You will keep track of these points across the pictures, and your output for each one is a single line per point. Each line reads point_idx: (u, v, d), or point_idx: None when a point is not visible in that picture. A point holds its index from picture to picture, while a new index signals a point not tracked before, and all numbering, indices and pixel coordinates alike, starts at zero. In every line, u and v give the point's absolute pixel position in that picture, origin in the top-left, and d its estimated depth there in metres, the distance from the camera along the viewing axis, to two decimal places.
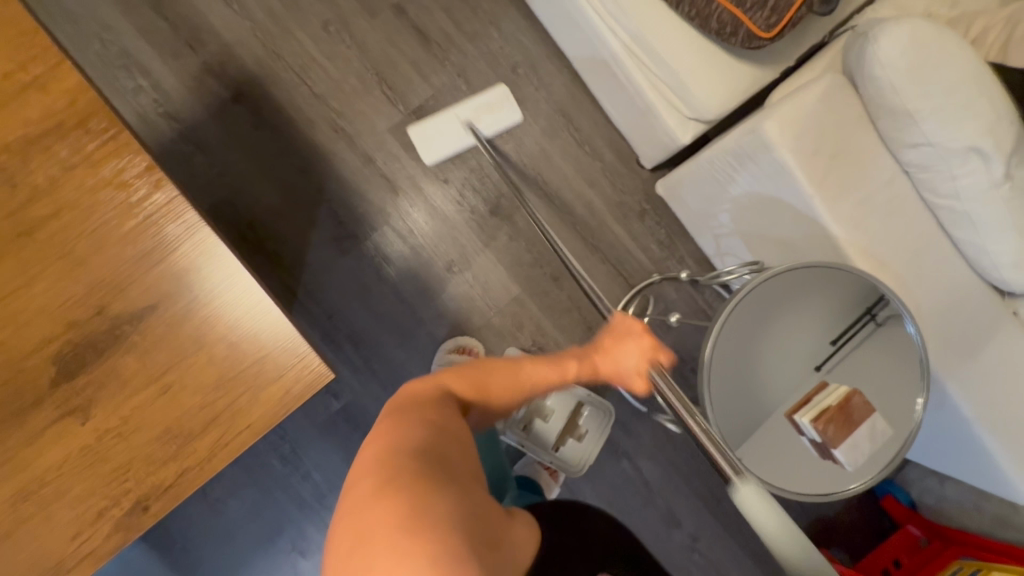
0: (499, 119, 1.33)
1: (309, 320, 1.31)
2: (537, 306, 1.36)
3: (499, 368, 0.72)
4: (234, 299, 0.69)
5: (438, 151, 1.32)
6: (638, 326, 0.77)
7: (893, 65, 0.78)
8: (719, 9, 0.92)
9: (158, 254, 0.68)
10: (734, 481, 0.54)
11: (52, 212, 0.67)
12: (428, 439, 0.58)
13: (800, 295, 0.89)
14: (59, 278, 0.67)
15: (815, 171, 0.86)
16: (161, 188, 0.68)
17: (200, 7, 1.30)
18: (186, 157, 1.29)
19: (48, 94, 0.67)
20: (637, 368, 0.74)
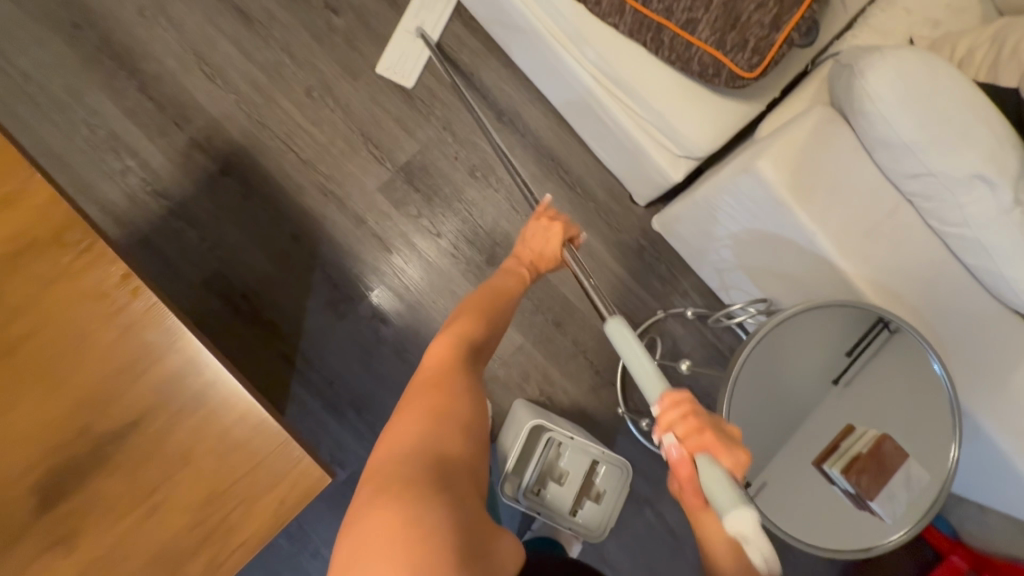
0: (436, 14, 1.34)
1: (310, 388, 1.28)
2: (542, 354, 1.32)
3: (476, 304, 0.78)
4: (220, 405, 0.66)
5: (409, 71, 1.33)
6: (546, 219, 0.89)
7: (882, 97, 0.74)
8: (699, 52, 0.90)
9: (143, 363, 0.66)
10: (608, 319, 0.68)
11: (28, 332, 0.64)
12: (440, 440, 0.61)
13: (813, 325, 0.82)
14: (37, 402, 0.64)
15: (815, 208, 0.83)
16: (140, 297, 0.66)
17: (185, 84, 1.31)
18: (176, 233, 1.29)
19: (21, 210, 0.65)
20: (556, 252, 0.88)
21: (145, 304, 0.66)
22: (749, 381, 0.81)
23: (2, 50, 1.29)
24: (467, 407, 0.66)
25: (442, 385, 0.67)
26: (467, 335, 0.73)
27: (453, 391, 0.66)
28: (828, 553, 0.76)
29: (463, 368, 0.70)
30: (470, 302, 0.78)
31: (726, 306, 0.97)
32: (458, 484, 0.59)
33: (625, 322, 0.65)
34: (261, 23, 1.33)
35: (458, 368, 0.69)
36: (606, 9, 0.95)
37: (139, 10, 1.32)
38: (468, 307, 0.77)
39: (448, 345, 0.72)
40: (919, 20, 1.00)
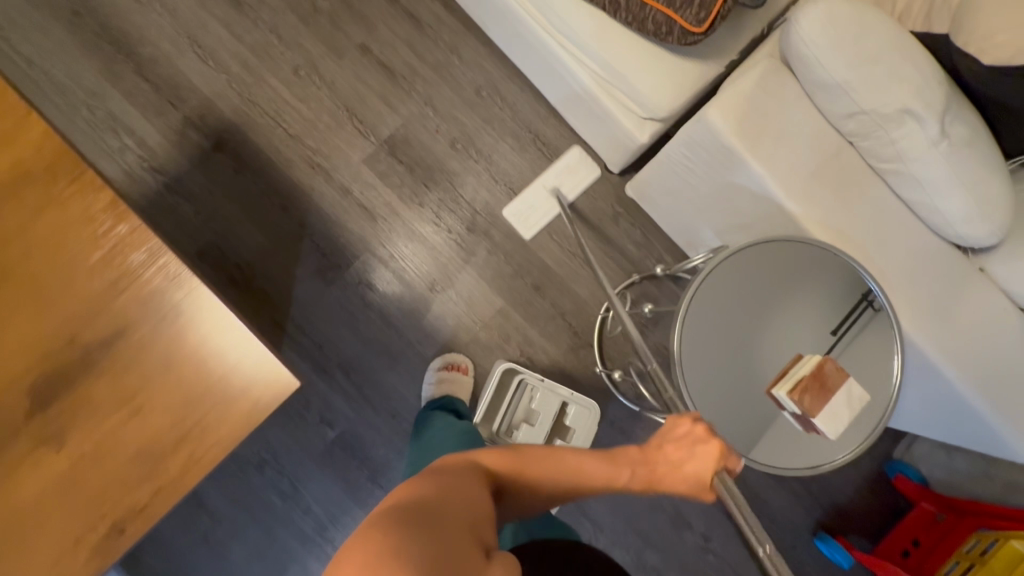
0: (579, 178, 1.39)
1: (300, 351, 1.34)
2: (521, 317, 1.37)
3: (531, 457, 0.61)
4: (198, 319, 0.72)
5: (536, 222, 1.38)
6: (710, 431, 0.66)
7: (815, 41, 0.79)
8: (652, 11, 0.95)
9: (128, 280, 0.71)
10: None
11: (22, 253, 0.70)
12: (438, 502, 0.51)
13: (786, 283, 0.93)
14: (32, 314, 0.70)
15: (761, 149, 0.88)
16: (125, 221, 0.72)
17: (179, 66, 1.39)
18: (172, 206, 1.35)
19: (16, 142, 0.70)
20: (703, 474, 0.64)
21: (131, 228, 0.72)
22: (701, 310, 0.89)
23: (8, 38, 1.37)
24: (479, 498, 0.54)
25: (456, 473, 0.56)
26: (496, 468, 0.60)
27: (471, 484, 0.55)
28: (767, 467, 0.81)
29: (481, 486, 0.56)
30: (525, 449, 0.62)
31: (686, 259, 1.05)
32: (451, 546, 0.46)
33: None
34: (250, 7, 1.40)
35: (471, 473, 0.57)
36: None
37: None
38: (525, 452, 0.61)
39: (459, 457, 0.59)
40: None
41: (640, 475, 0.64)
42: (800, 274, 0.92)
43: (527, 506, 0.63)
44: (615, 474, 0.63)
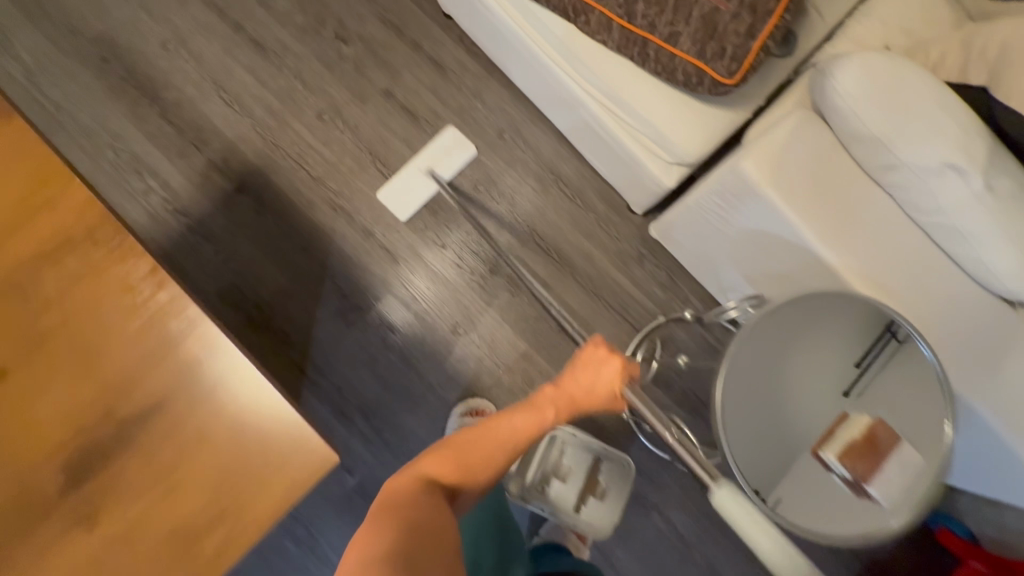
0: (453, 161, 1.40)
1: (319, 395, 1.31)
2: (545, 360, 1.36)
3: (467, 441, 0.71)
4: (236, 388, 0.70)
5: (408, 205, 1.37)
6: (605, 350, 0.76)
7: (852, 95, 0.79)
8: (682, 62, 0.94)
9: (164, 351, 0.70)
10: (711, 485, 0.60)
11: (59, 322, 0.69)
12: (407, 558, 0.58)
13: (811, 328, 0.90)
14: (67, 388, 0.68)
15: (799, 200, 0.87)
16: (164, 288, 0.71)
17: (204, 110, 1.40)
18: (193, 247, 1.35)
19: (57, 210, 0.71)
20: (612, 388, 0.75)
21: (169, 296, 0.71)
22: (738, 385, 0.85)
23: (37, 84, 1.39)
24: (436, 525, 0.62)
25: (406, 501, 0.64)
26: (443, 474, 0.69)
27: (419, 502, 0.64)
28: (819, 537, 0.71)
29: (436, 502, 0.65)
30: (455, 440, 0.71)
31: (718, 306, 1.02)
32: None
33: (742, 493, 0.58)
34: (276, 53, 1.43)
35: (423, 493, 0.66)
36: (593, 28, 1.01)
37: (163, 44, 1.42)
38: (456, 447, 0.70)
39: (411, 477, 0.67)
40: (891, 32, 1.07)
41: (558, 408, 0.73)
42: (827, 320, 0.89)
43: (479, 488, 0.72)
44: (539, 416, 0.72)
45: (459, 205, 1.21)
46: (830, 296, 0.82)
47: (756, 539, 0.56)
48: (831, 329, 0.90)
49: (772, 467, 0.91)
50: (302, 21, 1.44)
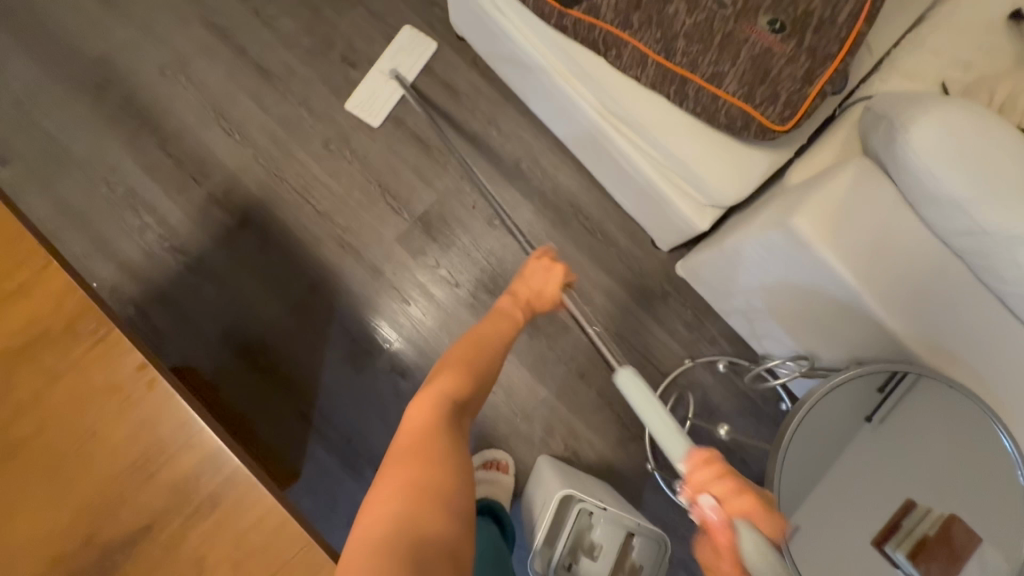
0: (416, 54, 1.35)
1: (326, 446, 1.24)
2: (566, 408, 1.27)
3: (471, 361, 0.71)
4: (233, 507, 0.61)
5: (375, 109, 1.33)
6: (549, 256, 0.84)
7: (928, 151, 0.72)
8: (725, 104, 0.85)
9: (156, 459, 0.62)
10: (618, 368, 0.68)
11: (35, 431, 0.62)
12: (422, 520, 0.57)
13: (832, 424, 0.86)
14: (47, 502, 0.61)
15: (859, 264, 0.79)
16: (154, 387, 0.64)
17: (204, 140, 1.32)
18: (192, 288, 1.27)
19: (36, 299, 0.65)
20: (552, 291, 0.82)
21: (159, 396, 0.63)
22: (785, 489, 0.81)
23: (29, 112, 1.31)
24: (451, 479, 0.61)
25: (422, 442, 0.62)
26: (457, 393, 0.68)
27: (435, 443, 0.62)
28: None
29: (452, 440, 0.64)
30: (449, 358, 0.72)
31: (765, 362, 1.00)
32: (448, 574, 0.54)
33: (639, 376, 0.65)
34: (281, 78, 1.34)
35: (442, 430, 0.64)
36: (625, 61, 0.91)
37: (161, 69, 1.34)
38: (450, 364, 0.70)
39: (429, 406, 0.65)
40: (950, 63, 0.97)
41: (515, 304, 0.80)
42: (842, 404, 0.85)
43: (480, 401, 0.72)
44: (500, 326, 0.77)
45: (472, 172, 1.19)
46: (885, 365, 0.79)
47: (653, 422, 0.58)
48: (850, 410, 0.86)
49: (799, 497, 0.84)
50: (308, 42, 1.36)
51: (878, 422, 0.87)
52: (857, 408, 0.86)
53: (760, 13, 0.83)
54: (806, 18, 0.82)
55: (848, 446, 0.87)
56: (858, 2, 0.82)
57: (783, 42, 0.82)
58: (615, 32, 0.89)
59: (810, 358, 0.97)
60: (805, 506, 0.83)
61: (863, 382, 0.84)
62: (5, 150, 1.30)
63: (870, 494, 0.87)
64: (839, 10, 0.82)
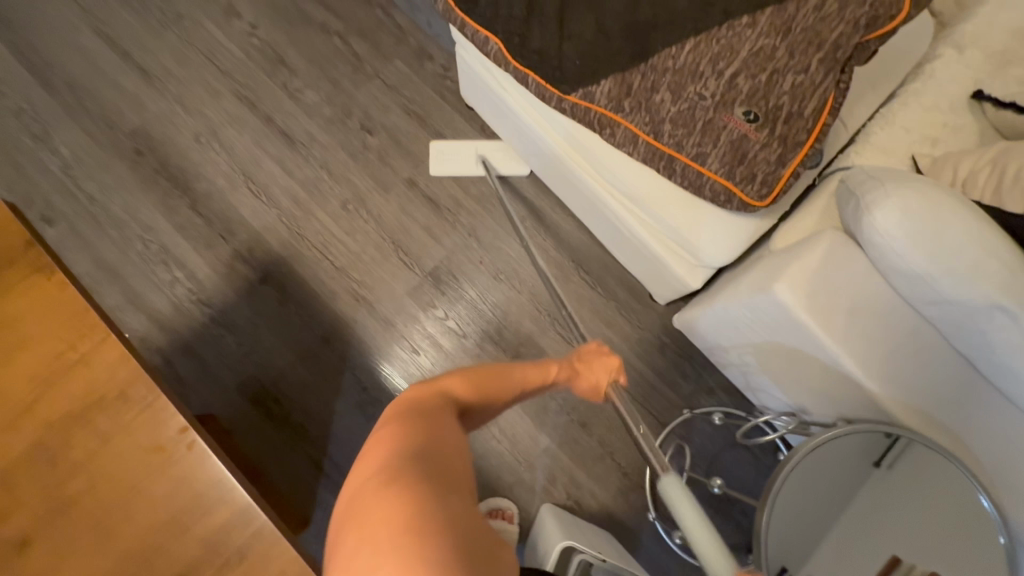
0: (512, 163, 1.42)
1: (335, 493, 1.28)
2: (568, 457, 1.31)
3: (485, 375, 0.69)
4: (261, 559, 0.67)
5: (448, 168, 1.43)
6: (604, 348, 0.85)
7: (892, 230, 0.79)
8: (710, 180, 0.94)
9: (192, 515, 0.68)
10: (661, 474, 0.65)
11: (87, 485, 0.69)
12: (433, 443, 0.57)
13: (833, 471, 0.88)
14: (94, 551, 0.67)
15: (837, 329, 0.85)
16: (192, 448, 0.70)
17: (232, 201, 1.43)
18: (216, 338, 1.35)
19: (93, 367, 0.73)
20: (598, 382, 0.81)
21: (198, 458, 0.70)
22: (781, 539, 0.84)
23: (74, 176, 1.44)
24: (452, 432, 0.60)
25: (430, 409, 0.61)
26: (462, 396, 0.65)
27: (438, 413, 0.61)
28: None
29: (448, 413, 0.62)
30: (480, 371, 0.69)
31: (760, 418, 1.05)
32: (453, 485, 0.54)
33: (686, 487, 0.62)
34: (304, 145, 1.46)
35: (441, 407, 0.62)
36: (619, 139, 1.00)
37: (196, 137, 1.47)
38: (477, 373, 0.68)
39: (429, 391, 0.64)
40: (919, 139, 1.06)
41: (562, 366, 0.78)
42: (848, 450, 0.88)
43: (490, 411, 0.71)
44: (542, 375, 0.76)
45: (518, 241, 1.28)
46: (867, 425, 0.85)
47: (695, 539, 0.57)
48: (855, 458, 0.88)
49: (805, 548, 0.86)
50: (330, 112, 1.48)
51: (887, 468, 0.88)
52: (863, 455, 0.88)
53: (737, 104, 0.90)
54: (778, 108, 0.89)
55: (856, 490, 0.89)
56: (825, 96, 0.88)
57: (757, 130, 0.90)
58: (609, 114, 0.98)
59: (798, 415, 1.03)
60: (814, 558, 0.86)
61: (861, 439, 0.87)
62: (51, 211, 1.41)
63: (874, 530, 0.88)
64: (806, 103, 0.88)
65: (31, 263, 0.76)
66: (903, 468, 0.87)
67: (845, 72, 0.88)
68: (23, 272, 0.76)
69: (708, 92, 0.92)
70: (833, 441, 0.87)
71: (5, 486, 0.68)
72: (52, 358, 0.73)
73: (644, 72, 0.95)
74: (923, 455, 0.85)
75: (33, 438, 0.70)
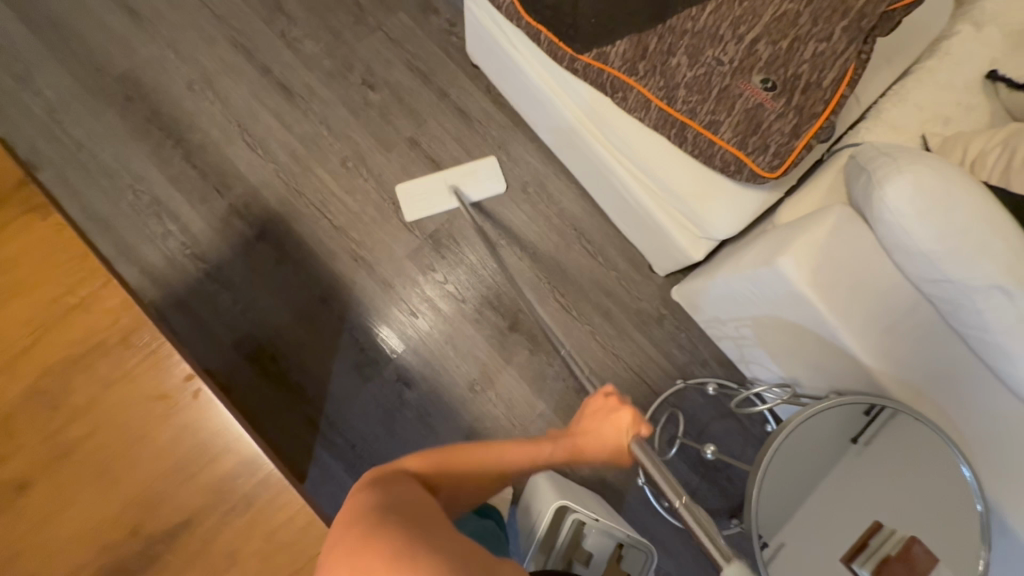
0: (484, 189, 1.39)
1: (331, 451, 1.29)
2: (562, 422, 1.33)
3: (446, 452, 0.69)
4: (268, 506, 0.68)
5: (422, 210, 1.36)
6: (617, 399, 0.79)
7: (903, 207, 0.80)
8: (721, 149, 0.92)
9: (196, 462, 0.69)
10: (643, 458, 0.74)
11: (89, 431, 0.69)
12: (400, 498, 0.60)
13: (818, 444, 0.92)
14: (97, 496, 0.67)
15: (837, 303, 0.86)
16: (197, 396, 0.70)
17: (227, 154, 1.39)
18: (211, 294, 1.33)
19: (95, 313, 0.72)
20: (615, 442, 0.77)
21: (203, 406, 0.70)
22: (765, 507, 0.87)
23: (61, 121, 1.38)
24: (423, 493, 0.62)
25: (385, 480, 0.63)
26: (419, 466, 0.67)
27: (398, 479, 0.63)
28: None
29: (410, 475, 0.65)
30: (439, 448, 0.69)
31: (752, 388, 1.06)
32: (434, 524, 0.57)
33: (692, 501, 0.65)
34: (303, 98, 1.42)
35: (404, 477, 0.65)
36: (631, 104, 0.98)
37: (189, 85, 1.41)
38: (439, 451, 0.69)
39: (381, 469, 0.65)
40: (930, 117, 1.05)
41: (557, 443, 0.75)
42: (831, 426, 0.91)
43: (458, 498, 0.70)
44: (536, 447, 0.73)
45: (478, 226, 1.28)
46: (857, 397, 0.87)
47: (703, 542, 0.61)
48: (837, 436, 0.92)
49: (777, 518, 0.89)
50: (330, 65, 1.43)
51: (863, 445, 0.92)
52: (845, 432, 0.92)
53: (755, 71, 0.89)
54: (796, 78, 0.88)
55: (833, 465, 0.93)
56: (845, 67, 0.87)
57: (774, 99, 0.88)
58: (622, 77, 0.96)
59: (791, 387, 1.05)
60: (788, 527, 0.89)
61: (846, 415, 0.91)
62: (36, 156, 1.36)
63: (851, 501, 0.93)
64: (825, 73, 0.87)
65: (27, 204, 0.74)
66: (876, 444, 0.92)
67: (867, 43, 0.87)
68: (19, 214, 0.74)
69: (726, 57, 0.90)
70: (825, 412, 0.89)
71: (5, 430, 0.68)
72: (51, 302, 0.72)
73: (661, 33, 0.93)
74: (897, 432, 0.90)
75: (31, 383, 0.69)
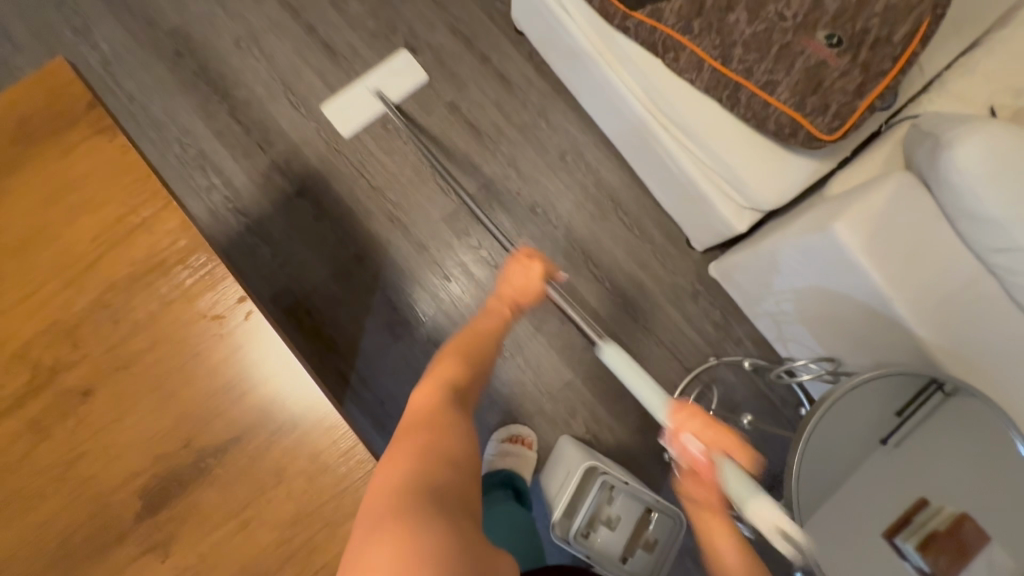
0: (406, 79, 1.38)
1: (361, 406, 1.31)
2: (591, 393, 1.32)
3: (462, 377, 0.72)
4: (314, 428, 0.69)
5: (353, 122, 1.36)
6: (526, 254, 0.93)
7: (973, 167, 0.79)
8: (776, 111, 0.90)
9: (245, 382, 0.70)
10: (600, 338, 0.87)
11: (149, 345, 0.71)
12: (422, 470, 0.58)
13: (850, 436, 0.87)
14: (151, 408, 0.70)
15: (894, 270, 0.83)
16: (249, 317, 0.72)
17: (271, 111, 1.41)
18: (251, 248, 1.36)
19: (155, 233, 0.74)
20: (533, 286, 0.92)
21: (255, 327, 0.72)
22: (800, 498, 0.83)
23: (114, 73, 1.41)
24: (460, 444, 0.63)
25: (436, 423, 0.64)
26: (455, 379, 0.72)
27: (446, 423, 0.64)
28: None
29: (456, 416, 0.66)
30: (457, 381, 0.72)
31: (790, 363, 1.02)
32: (448, 502, 0.56)
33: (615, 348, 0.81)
34: (345, 57, 1.42)
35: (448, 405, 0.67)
36: (682, 65, 0.95)
37: (236, 42, 1.43)
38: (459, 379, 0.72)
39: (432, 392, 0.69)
40: (1001, 88, 1.00)
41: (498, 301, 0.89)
42: (862, 417, 0.87)
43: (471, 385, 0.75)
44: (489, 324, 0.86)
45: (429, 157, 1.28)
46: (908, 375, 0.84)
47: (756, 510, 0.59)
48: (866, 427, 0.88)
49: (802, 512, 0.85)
50: (374, 26, 1.43)
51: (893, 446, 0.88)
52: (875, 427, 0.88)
53: (819, 27, 0.88)
54: (864, 32, 0.87)
55: (861, 465, 0.88)
56: (918, 20, 0.85)
57: (838, 55, 0.87)
58: (675, 36, 0.93)
59: (833, 363, 1.02)
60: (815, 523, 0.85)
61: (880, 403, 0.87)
62: None
63: (881, 494, 0.88)
64: (896, 28, 0.86)
65: (93, 127, 0.76)
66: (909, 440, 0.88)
67: None
68: (85, 135, 0.76)
69: (790, 12, 0.88)
70: (860, 394, 0.86)
71: (71, 338, 0.71)
72: (115, 222, 0.74)
73: None
74: (952, 412, 0.86)
75: (95, 297, 0.72)
